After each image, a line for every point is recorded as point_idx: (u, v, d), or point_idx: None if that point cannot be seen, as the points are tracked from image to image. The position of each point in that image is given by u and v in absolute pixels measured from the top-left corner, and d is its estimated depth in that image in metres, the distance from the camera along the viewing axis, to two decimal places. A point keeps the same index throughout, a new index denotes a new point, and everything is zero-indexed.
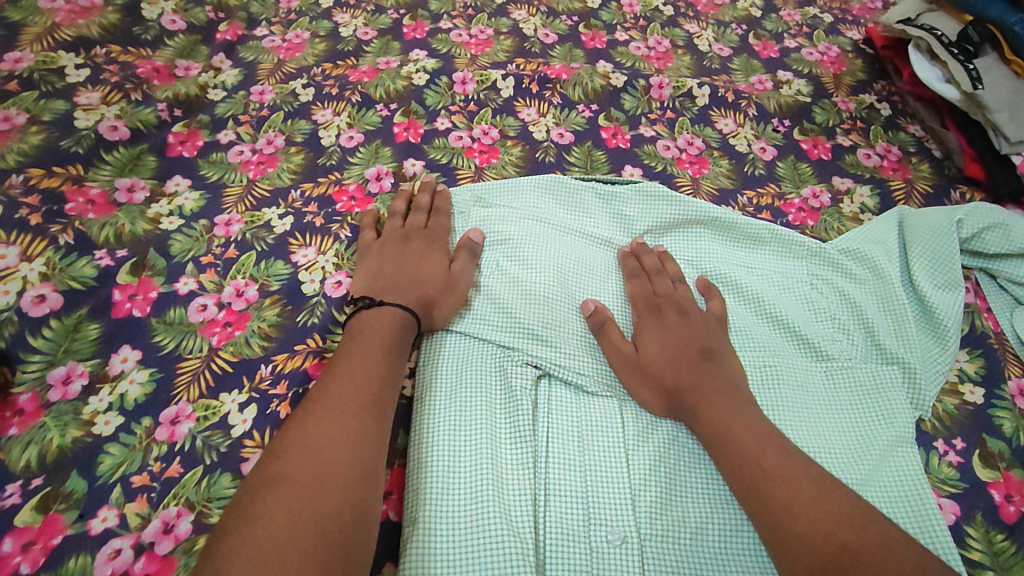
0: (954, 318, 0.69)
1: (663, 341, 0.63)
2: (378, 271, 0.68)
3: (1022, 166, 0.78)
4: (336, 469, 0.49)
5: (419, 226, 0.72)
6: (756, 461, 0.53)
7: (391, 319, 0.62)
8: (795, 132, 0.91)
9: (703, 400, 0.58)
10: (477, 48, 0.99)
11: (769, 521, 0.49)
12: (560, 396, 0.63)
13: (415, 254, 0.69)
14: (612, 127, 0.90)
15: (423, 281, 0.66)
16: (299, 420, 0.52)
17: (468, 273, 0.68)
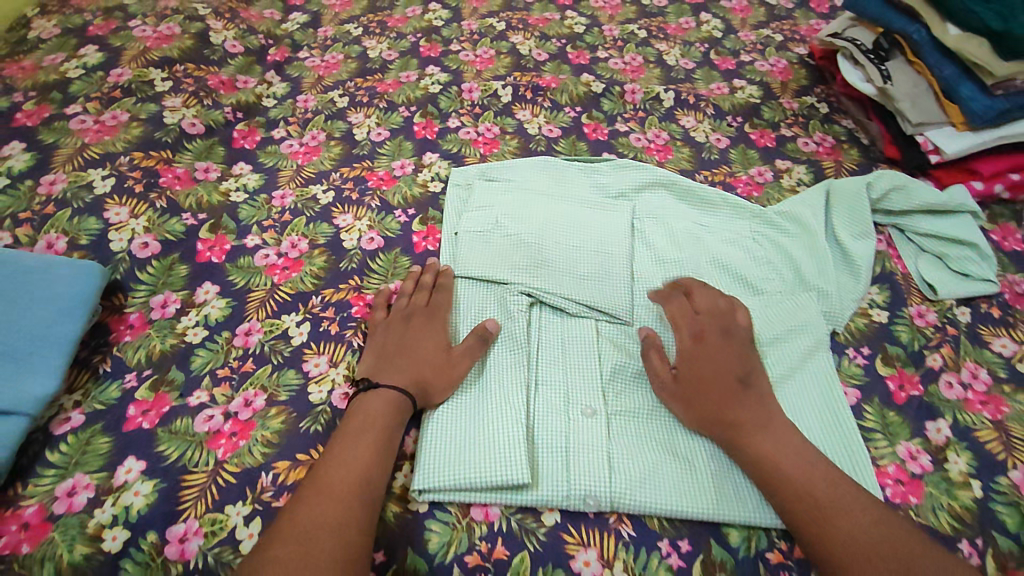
0: (866, 259, 0.86)
1: (702, 370, 0.68)
2: (382, 352, 0.72)
3: (925, 143, 0.94)
4: (328, 533, 0.56)
5: (423, 303, 0.77)
6: (801, 490, 0.60)
7: (391, 401, 0.67)
8: (746, 126, 1.10)
9: (745, 434, 0.64)
10: (481, 65, 1.20)
11: (824, 547, 0.57)
12: (547, 318, 0.80)
13: (416, 335, 0.74)
14: (593, 124, 1.09)
15: (422, 364, 0.71)
16: (308, 487, 0.59)
17: (467, 357, 0.72)
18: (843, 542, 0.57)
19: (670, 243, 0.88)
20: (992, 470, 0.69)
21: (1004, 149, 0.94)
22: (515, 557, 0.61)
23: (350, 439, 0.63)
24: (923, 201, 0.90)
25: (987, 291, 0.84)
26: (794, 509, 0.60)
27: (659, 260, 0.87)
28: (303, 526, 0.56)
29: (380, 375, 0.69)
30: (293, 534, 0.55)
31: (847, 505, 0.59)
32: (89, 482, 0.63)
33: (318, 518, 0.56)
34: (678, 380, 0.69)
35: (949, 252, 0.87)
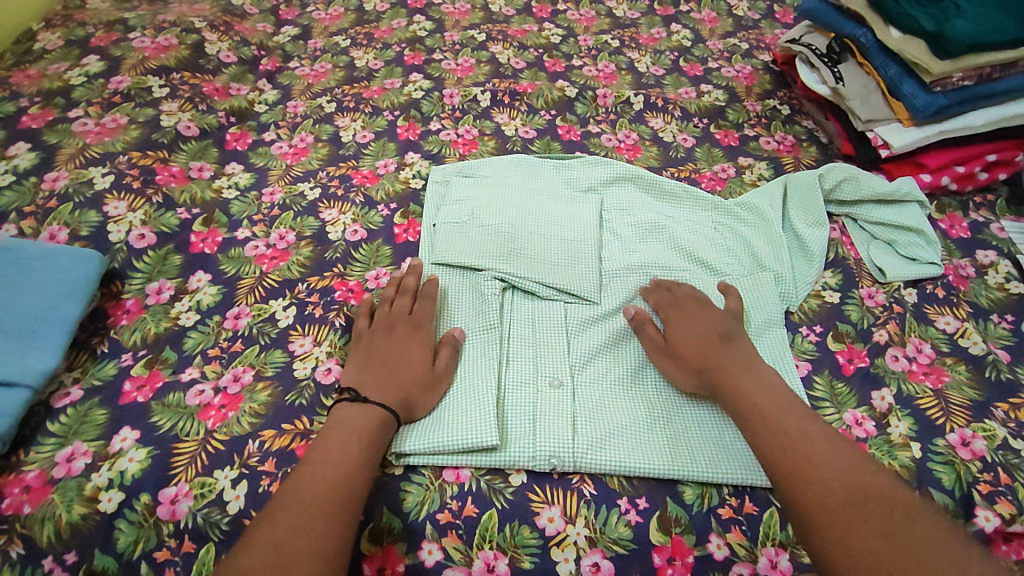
0: (819, 247, 0.92)
1: (687, 333, 0.75)
2: (365, 365, 0.72)
3: (874, 138, 1.01)
4: (306, 543, 0.56)
5: (405, 314, 0.78)
6: (772, 420, 0.65)
7: (372, 415, 0.67)
8: (711, 127, 1.17)
9: (727, 379, 0.70)
10: (462, 72, 1.27)
11: (796, 470, 0.61)
12: (519, 301, 0.85)
13: (400, 345, 0.74)
14: (567, 126, 1.16)
15: (408, 378, 0.71)
16: (285, 492, 0.60)
17: (450, 371, 0.74)
18: (804, 461, 0.61)
19: (636, 234, 0.94)
20: (931, 433, 0.73)
21: (948, 143, 1.00)
22: (483, 514, 0.66)
23: (329, 452, 0.63)
24: (873, 190, 0.95)
25: (933, 273, 0.90)
26: (767, 437, 0.64)
27: (626, 247, 0.92)
28: (275, 533, 0.56)
29: (365, 390, 0.70)
30: (269, 540, 0.56)
31: (814, 433, 0.64)
32: (86, 449, 0.68)
33: (293, 525, 0.57)
34: (670, 342, 0.75)
35: (898, 238, 0.93)
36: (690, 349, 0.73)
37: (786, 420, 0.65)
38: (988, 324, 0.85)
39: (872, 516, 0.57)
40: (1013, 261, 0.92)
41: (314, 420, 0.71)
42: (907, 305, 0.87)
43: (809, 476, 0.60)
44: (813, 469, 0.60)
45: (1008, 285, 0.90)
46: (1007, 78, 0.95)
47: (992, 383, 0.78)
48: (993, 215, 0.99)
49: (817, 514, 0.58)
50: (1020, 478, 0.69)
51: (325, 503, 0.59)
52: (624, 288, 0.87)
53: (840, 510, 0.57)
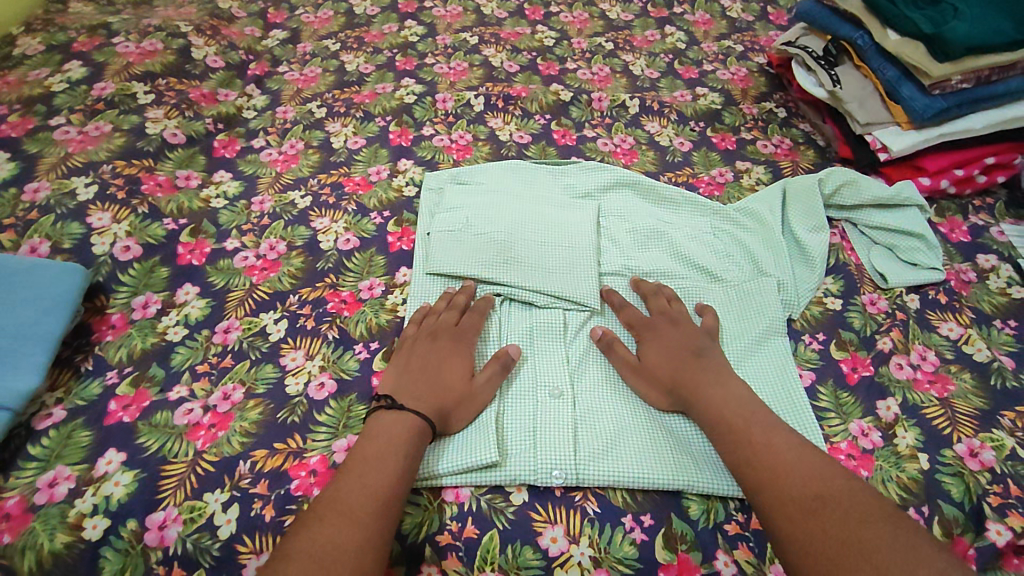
0: (820, 253, 0.91)
1: (660, 348, 0.75)
2: (405, 372, 0.72)
3: (873, 142, 1.00)
4: (350, 560, 0.54)
5: (450, 324, 0.77)
6: (735, 429, 0.65)
7: (408, 426, 0.65)
8: (707, 131, 1.15)
9: (698, 394, 0.69)
10: (455, 76, 1.25)
11: (758, 478, 0.61)
12: (516, 312, 0.83)
13: (441, 357, 0.73)
14: (562, 130, 1.14)
15: (446, 390, 0.70)
16: (321, 509, 0.57)
17: (489, 388, 0.72)
18: (769, 474, 0.61)
19: (634, 240, 0.93)
20: (938, 444, 0.72)
21: (947, 146, 1.00)
22: (485, 535, 0.64)
23: (374, 460, 0.62)
24: (873, 194, 0.95)
25: (936, 277, 0.89)
26: (733, 452, 0.64)
27: (624, 255, 0.91)
28: (320, 546, 0.54)
29: (403, 396, 0.69)
30: (309, 555, 0.53)
31: (783, 445, 0.63)
32: (70, 474, 0.65)
33: (336, 541, 0.55)
34: (642, 361, 0.74)
35: (899, 243, 0.92)
36: (664, 363, 0.73)
37: (751, 431, 0.64)
38: (992, 330, 0.84)
39: (829, 517, 0.56)
40: (1014, 265, 0.92)
41: (307, 438, 0.68)
42: (909, 312, 0.86)
43: (770, 486, 0.60)
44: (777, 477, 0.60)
45: (1010, 290, 0.89)
46: (1006, 80, 0.94)
47: (998, 390, 0.77)
48: (993, 218, 0.98)
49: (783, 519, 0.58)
50: None
51: (366, 519, 0.57)
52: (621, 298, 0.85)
53: (798, 516, 0.57)
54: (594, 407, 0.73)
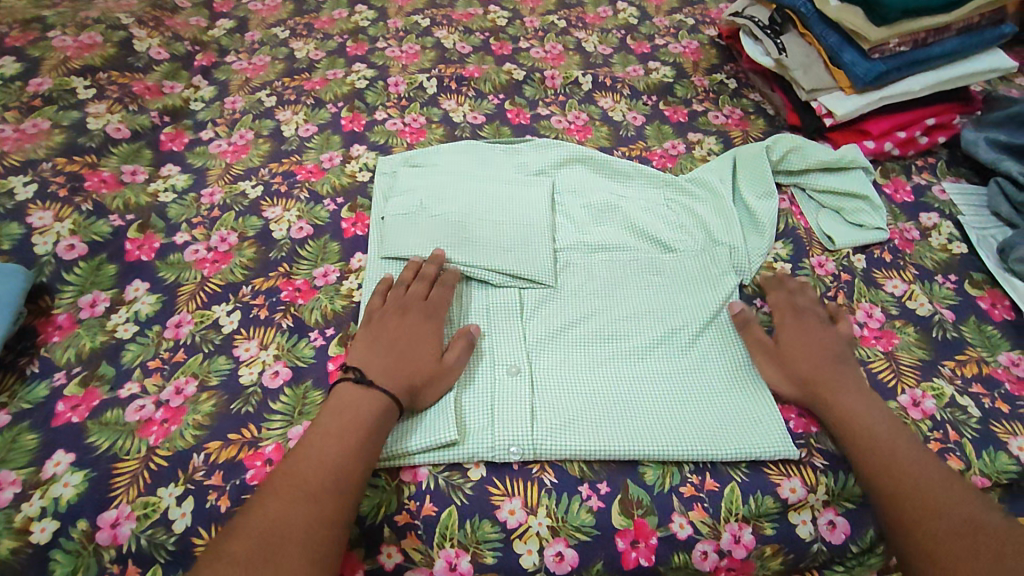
0: (770, 220, 0.93)
1: (803, 342, 0.74)
2: (374, 346, 0.72)
3: (818, 108, 1.02)
4: (294, 535, 0.56)
5: (420, 298, 0.77)
6: (874, 438, 0.66)
7: (376, 405, 0.66)
8: (660, 105, 1.16)
9: (833, 394, 0.69)
10: (407, 59, 1.24)
11: (905, 493, 0.61)
12: (472, 291, 0.83)
13: (411, 331, 0.73)
14: (516, 109, 1.14)
15: (415, 367, 0.70)
16: (276, 482, 0.59)
17: (457, 367, 0.72)
18: (897, 487, 0.62)
19: (589, 215, 0.93)
20: (883, 397, 0.74)
21: (889, 110, 1.02)
22: (443, 512, 0.65)
23: (334, 435, 0.62)
24: (819, 159, 0.96)
25: (880, 237, 0.91)
26: (871, 458, 0.64)
27: (580, 230, 0.91)
28: (267, 522, 0.56)
29: (374, 369, 0.69)
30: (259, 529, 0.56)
31: (928, 465, 0.63)
32: (16, 478, 0.63)
33: (281, 516, 0.57)
34: (768, 356, 0.74)
35: (844, 205, 0.94)
36: (795, 361, 0.73)
37: (898, 443, 0.65)
38: (933, 285, 0.87)
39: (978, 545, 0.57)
40: (954, 222, 0.94)
41: (262, 427, 0.68)
42: (854, 272, 0.88)
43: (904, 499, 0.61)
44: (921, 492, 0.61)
45: (951, 246, 0.91)
46: (941, 42, 0.96)
47: (939, 342, 0.80)
48: (934, 178, 1.01)
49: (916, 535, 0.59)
50: (967, 433, 0.71)
51: (318, 493, 0.58)
52: (581, 272, 0.86)
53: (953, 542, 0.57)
54: (605, 407, 0.72)
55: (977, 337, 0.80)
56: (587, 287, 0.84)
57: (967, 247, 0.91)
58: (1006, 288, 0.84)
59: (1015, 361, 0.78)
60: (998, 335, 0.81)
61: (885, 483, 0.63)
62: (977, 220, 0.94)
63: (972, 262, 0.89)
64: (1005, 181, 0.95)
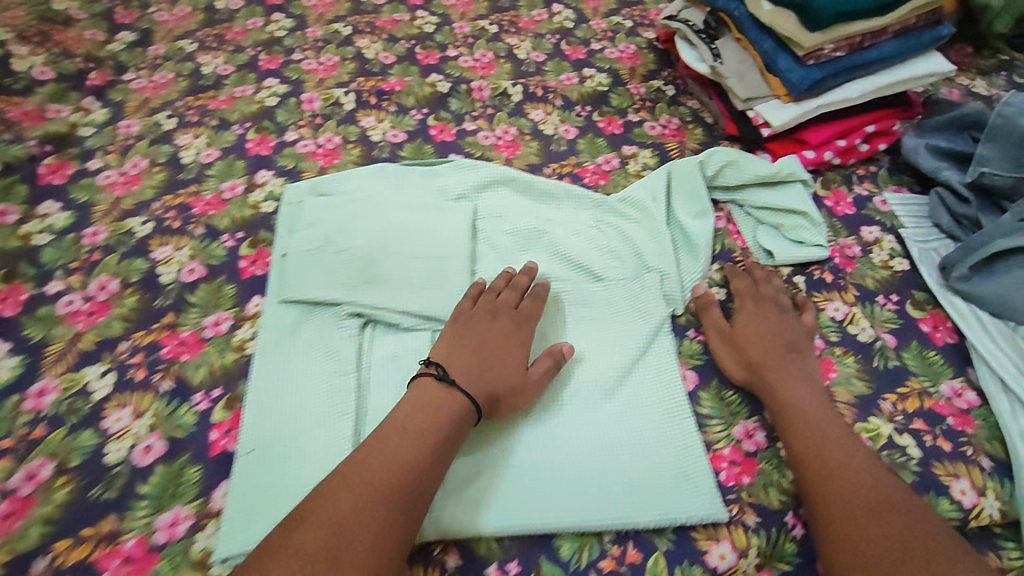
0: (705, 242, 0.87)
1: (757, 327, 0.75)
2: (456, 346, 0.70)
3: (754, 117, 0.96)
4: (365, 529, 0.52)
5: (511, 305, 0.75)
6: (807, 421, 0.65)
7: (453, 406, 0.63)
8: (594, 115, 1.09)
9: (776, 380, 0.69)
10: (324, 72, 1.15)
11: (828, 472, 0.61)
12: (379, 337, 0.76)
13: (495, 337, 0.71)
14: (440, 125, 1.06)
15: (498, 375, 0.67)
16: (343, 473, 0.56)
17: (541, 381, 0.69)
18: (825, 472, 0.61)
19: (512, 242, 0.87)
20: None
21: (827, 118, 0.97)
22: None
23: (411, 433, 0.60)
24: (754, 172, 0.91)
25: (820, 254, 0.86)
26: (799, 437, 0.64)
27: (501, 260, 0.85)
28: (340, 516, 0.53)
29: (459, 374, 0.66)
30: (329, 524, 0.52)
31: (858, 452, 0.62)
32: None
33: (354, 509, 0.53)
34: (725, 343, 0.75)
35: (781, 219, 0.89)
36: (745, 348, 0.73)
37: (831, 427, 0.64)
38: (873, 307, 0.82)
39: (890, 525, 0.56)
40: (895, 236, 0.90)
41: (125, 516, 0.60)
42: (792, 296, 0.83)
43: (829, 484, 0.60)
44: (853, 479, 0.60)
45: (892, 262, 0.87)
46: (878, 46, 0.91)
47: (879, 372, 0.75)
48: (876, 188, 0.96)
49: (835, 519, 0.58)
50: (907, 477, 0.66)
51: (387, 487, 0.55)
52: None
53: (863, 521, 0.56)
54: (516, 466, 0.65)
55: (920, 365, 0.76)
56: None
57: (909, 263, 0.86)
58: (947, 309, 0.80)
59: (957, 391, 0.74)
60: (940, 361, 0.76)
61: (811, 468, 0.62)
62: (919, 233, 0.89)
63: (913, 281, 0.84)
64: (945, 191, 0.90)
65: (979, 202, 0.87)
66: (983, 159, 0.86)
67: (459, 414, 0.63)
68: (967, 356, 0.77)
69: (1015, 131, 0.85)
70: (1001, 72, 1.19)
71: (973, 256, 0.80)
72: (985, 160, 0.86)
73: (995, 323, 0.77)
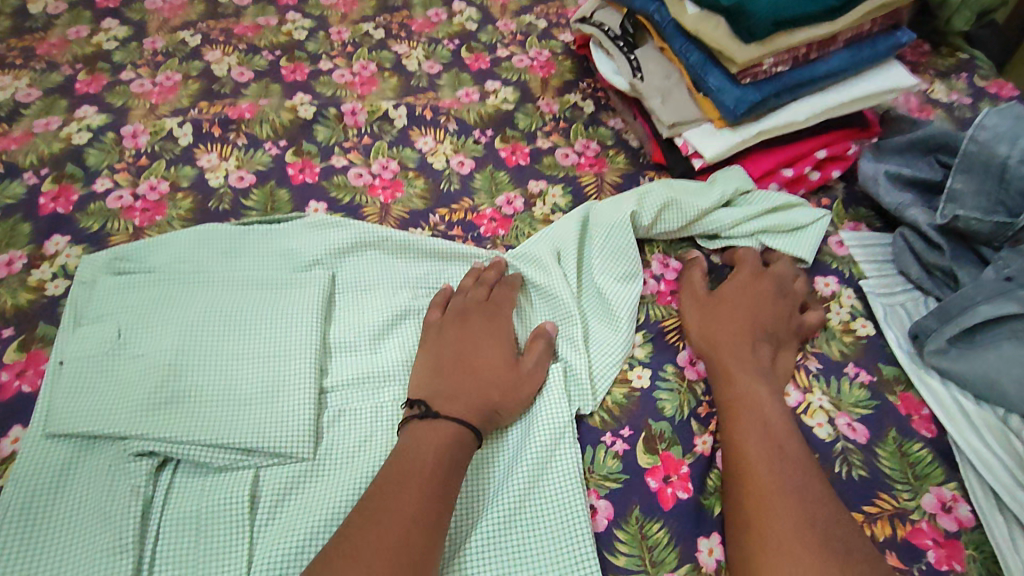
0: (626, 318, 0.68)
1: (733, 304, 0.67)
2: (440, 363, 0.61)
3: (684, 146, 0.79)
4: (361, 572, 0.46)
5: (481, 301, 0.66)
6: (748, 420, 0.58)
7: (448, 436, 0.55)
8: (496, 141, 0.88)
9: (732, 371, 0.61)
10: (159, 96, 0.92)
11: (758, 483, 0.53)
12: (183, 482, 0.56)
13: (478, 343, 0.63)
14: (301, 161, 0.84)
15: (488, 384, 0.59)
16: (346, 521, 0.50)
17: (538, 372, 0.62)
18: (760, 451, 0.55)
19: (378, 325, 0.65)
20: None
21: (772, 142, 0.81)
22: None
23: (410, 467, 0.53)
24: (699, 208, 0.74)
25: (823, 224, 0.75)
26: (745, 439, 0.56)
27: (363, 352, 0.65)
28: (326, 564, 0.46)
29: (442, 402, 0.58)
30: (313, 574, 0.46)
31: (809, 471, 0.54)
32: None
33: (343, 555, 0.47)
34: (693, 304, 0.69)
35: (767, 222, 0.74)
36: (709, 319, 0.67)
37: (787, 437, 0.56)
38: (843, 382, 0.65)
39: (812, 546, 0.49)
40: (854, 288, 0.73)
41: None
42: None
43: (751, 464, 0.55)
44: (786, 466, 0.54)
45: (853, 325, 0.70)
46: (827, 58, 0.76)
47: (841, 485, 0.59)
48: (831, 225, 0.79)
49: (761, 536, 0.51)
50: None
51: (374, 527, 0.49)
52: (357, 428, 0.60)
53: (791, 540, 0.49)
54: None
55: (897, 468, 0.60)
56: (361, 452, 0.58)
57: (873, 325, 0.70)
58: (922, 393, 0.64)
59: (946, 503, 0.58)
60: (916, 463, 0.60)
61: (739, 446, 0.56)
62: (882, 283, 0.73)
63: (878, 351, 0.68)
64: (910, 233, 0.74)
65: (953, 249, 0.71)
66: (955, 195, 0.71)
67: (455, 441, 0.55)
68: (949, 455, 0.61)
69: (992, 160, 0.70)
70: (960, 73, 1.03)
71: (950, 324, 0.64)
72: (956, 195, 0.71)
73: (981, 412, 0.62)
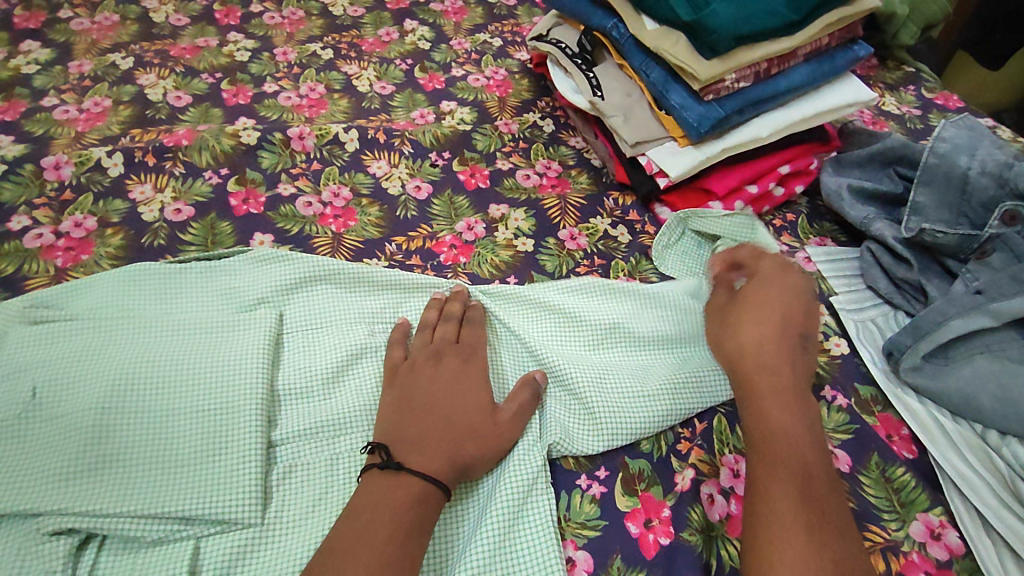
0: (663, 368, 0.63)
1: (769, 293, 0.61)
2: (404, 409, 0.55)
3: (648, 165, 0.78)
4: None
5: (451, 341, 0.61)
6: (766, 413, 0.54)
7: (412, 492, 0.50)
8: (453, 164, 0.85)
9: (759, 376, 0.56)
10: (86, 123, 0.85)
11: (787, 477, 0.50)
12: (111, 561, 0.49)
13: (450, 385, 0.57)
14: (244, 191, 0.79)
15: (461, 434, 0.54)
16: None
17: (518, 421, 0.57)
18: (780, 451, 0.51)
19: (332, 367, 0.60)
20: None
21: (736, 160, 0.79)
22: None
23: (367, 527, 0.48)
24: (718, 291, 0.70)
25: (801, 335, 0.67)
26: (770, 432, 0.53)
27: (316, 398, 0.59)
28: None
29: (409, 451, 0.52)
30: None
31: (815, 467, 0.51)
32: None
33: None
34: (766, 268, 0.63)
35: None
36: (766, 270, 0.63)
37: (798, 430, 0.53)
38: (822, 407, 0.63)
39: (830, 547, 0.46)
40: (826, 304, 0.71)
41: None
42: (711, 412, 0.62)
43: (766, 456, 0.51)
44: (799, 464, 0.50)
45: (827, 344, 0.68)
46: (788, 72, 0.76)
47: None
48: (797, 241, 0.78)
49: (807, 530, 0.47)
50: None
51: None
52: (310, 486, 0.54)
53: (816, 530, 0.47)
54: None
55: (883, 497, 0.58)
56: (314, 512, 0.53)
57: (846, 343, 0.68)
58: (900, 412, 0.63)
59: (935, 530, 0.56)
60: (901, 489, 0.58)
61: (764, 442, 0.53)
62: (852, 298, 0.72)
63: (855, 370, 0.66)
64: (877, 247, 0.74)
65: (921, 263, 0.71)
66: (918, 207, 0.72)
67: (415, 500, 0.50)
68: (932, 477, 0.59)
69: (953, 172, 0.71)
70: (908, 86, 1.04)
71: (925, 341, 0.63)
72: (920, 208, 0.71)
73: (960, 430, 0.61)
